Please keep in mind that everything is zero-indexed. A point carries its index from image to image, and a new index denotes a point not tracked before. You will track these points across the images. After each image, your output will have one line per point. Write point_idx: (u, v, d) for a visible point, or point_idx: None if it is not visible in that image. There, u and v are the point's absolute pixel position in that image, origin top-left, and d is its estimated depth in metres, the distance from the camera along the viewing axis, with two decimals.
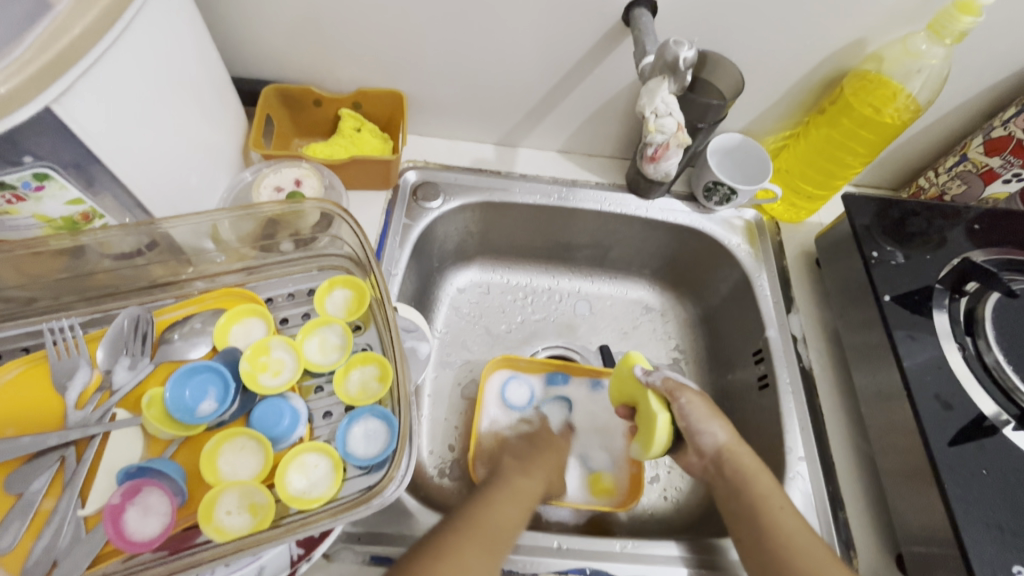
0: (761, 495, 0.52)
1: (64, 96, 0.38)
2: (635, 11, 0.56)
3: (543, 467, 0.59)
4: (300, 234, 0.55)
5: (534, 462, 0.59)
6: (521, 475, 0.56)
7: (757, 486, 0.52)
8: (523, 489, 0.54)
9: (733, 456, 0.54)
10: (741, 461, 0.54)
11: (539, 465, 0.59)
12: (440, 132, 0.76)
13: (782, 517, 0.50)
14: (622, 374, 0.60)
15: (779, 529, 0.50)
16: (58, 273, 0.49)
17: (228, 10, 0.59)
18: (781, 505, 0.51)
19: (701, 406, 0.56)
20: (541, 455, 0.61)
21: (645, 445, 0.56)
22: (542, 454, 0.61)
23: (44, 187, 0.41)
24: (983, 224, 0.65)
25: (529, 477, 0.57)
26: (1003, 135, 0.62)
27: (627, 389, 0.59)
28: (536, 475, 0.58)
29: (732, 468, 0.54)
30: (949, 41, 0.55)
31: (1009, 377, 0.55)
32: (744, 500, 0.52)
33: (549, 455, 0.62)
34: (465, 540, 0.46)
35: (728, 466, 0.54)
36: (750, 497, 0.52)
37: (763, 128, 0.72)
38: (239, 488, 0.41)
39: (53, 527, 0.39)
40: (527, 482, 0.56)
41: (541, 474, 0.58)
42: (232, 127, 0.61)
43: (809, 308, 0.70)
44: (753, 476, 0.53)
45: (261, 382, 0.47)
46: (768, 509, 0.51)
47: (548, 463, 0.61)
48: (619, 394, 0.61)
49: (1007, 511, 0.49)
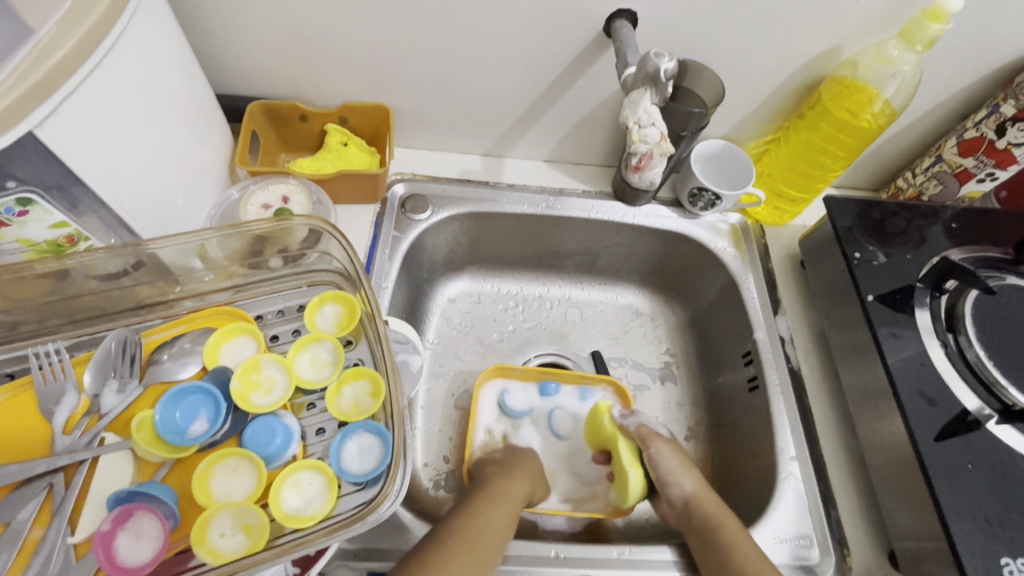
0: (730, 539, 0.52)
1: (48, 120, 0.38)
2: (616, 23, 0.57)
3: (530, 473, 0.61)
4: (288, 250, 0.55)
5: (521, 469, 0.60)
6: (510, 483, 0.57)
7: (726, 529, 0.53)
8: (513, 496, 0.56)
9: (702, 504, 0.56)
10: (710, 508, 0.55)
11: (526, 473, 0.60)
12: (427, 144, 0.76)
13: (752, 561, 0.50)
14: (595, 421, 0.66)
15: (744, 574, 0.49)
16: (43, 297, 0.48)
17: (211, 28, 0.59)
18: (748, 552, 0.50)
19: (671, 455, 0.59)
20: (528, 465, 0.62)
21: (621, 495, 0.60)
22: (525, 464, 0.62)
23: (28, 212, 0.41)
24: (960, 223, 0.67)
25: (519, 484, 0.58)
26: (975, 136, 0.64)
27: (601, 435, 0.65)
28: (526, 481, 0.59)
29: (701, 516, 0.55)
30: (919, 47, 0.56)
31: (990, 372, 0.56)
32: (711, 544, 0.52)
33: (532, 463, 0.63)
34: (456, 546, 0.47)
35: (698, 514, 0.55)
36: (719, 538, 0.52)
37: (744, 133, 0.73)
38: (233, 509, 0.41)
39: (42, 557, 0.39)
40: (517, 489, 0.57)
41: (527, 480, 0.59)
42: (218, 144, 0.61)
43: (795, 309, 0.71)
44: (719, 521, 0.54)
45: (253, 402, 0.46)
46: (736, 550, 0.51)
47: (534, 472, 0.62)
48: (594, 439, 0.67)
49: (993, 504, 0.50)
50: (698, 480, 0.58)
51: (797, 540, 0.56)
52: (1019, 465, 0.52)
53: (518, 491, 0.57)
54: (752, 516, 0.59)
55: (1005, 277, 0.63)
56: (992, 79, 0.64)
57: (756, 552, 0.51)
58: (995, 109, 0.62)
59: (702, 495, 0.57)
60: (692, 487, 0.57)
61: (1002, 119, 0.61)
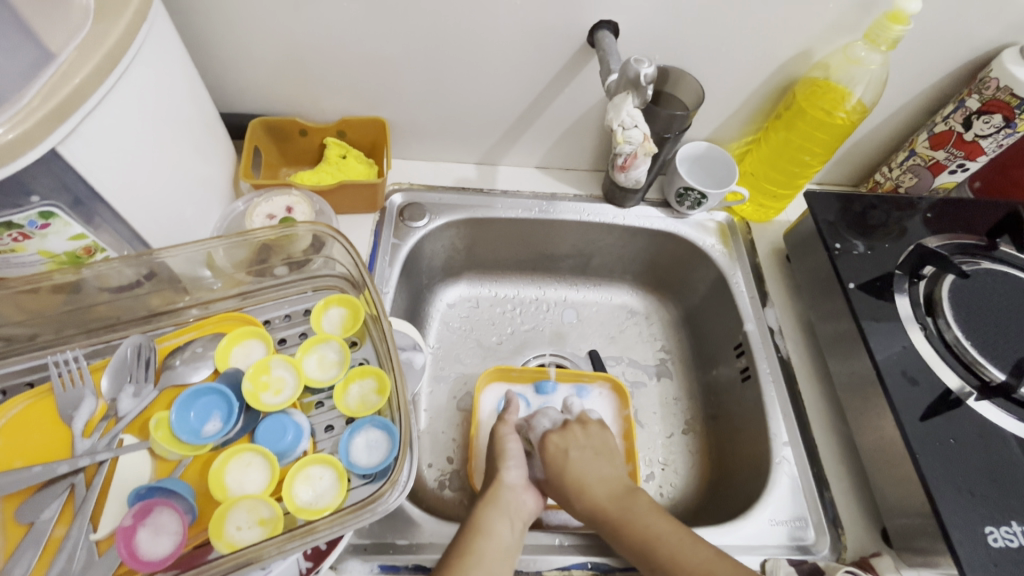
0: (643, 534, 0.51)
1: (68, 138, 0.40)
2: (599, 33, 0.60)
3: (506, 497, 0.55)
4: (292, 257, 0.57)
5: (493, 501, 0.54)
6: (488, 526, 0.51)
7: (635, 528, 0.52)
8: (495, 533, 0.51)
9: (601, 504, 0.55)
10: (610, 509, 0.54)
11: (504, 496, 0.55)
12: (424, 154, 0.79)
13: (674, 551, 0.50)
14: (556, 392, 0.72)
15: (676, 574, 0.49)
16: (59, 307, 0.50)
17: (215, 49, 0.62)
18: (665, 553, 0.50)
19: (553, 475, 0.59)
20: (501, 489, 0.56)
21: None
22: (501, 480, 0.57)
23: (49, 225, 0.43)
24: (935, 213, 0.70)
25: (495, 520, 0.52)
26: (944, 130, 0.68)
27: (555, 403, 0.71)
28: (509, 504, 0.55)
29: (609, 524, 0.54)
30: (884, 47, 0.59)
31: (969, 352, 0.58)
32: (631, 546, 0.51)
33: (507, 476, 0.58)
34: None
35: (599, 515, 0.55)
36: (631, 537, 0.52)
37: (726, 134, 0.76)
38: (248, 503, 0.43)
39: (66, 553, 0.40)
40: (495, 528, 0.51)
41: (504, 511, 0.53)
42: (223, 160, 0.64)
43: (783, 300, 0.73)
44: (624, 516, 0.53)
45: (263, 401, 0.48)
46: (656, 546, 0.50)
47: (514, 485, 0.57)
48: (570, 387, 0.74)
49: (974, 476, 0.52)
50: (589, 474, 0.58)
51: (793, 521, 0.58)
52: (998, 438, 0.54)
53: (499, 531, 0.51)
54: (749, 501, 0.61)
55: (979, 261, 0.66)
56: (956, 76, 0.67)
57: (673, 539, 0.51)
58: (961, 103, 0.65)
59: (598, 491, 0.56)
60: (581, 486, 0.57)
61: (968, 113, 0.65)
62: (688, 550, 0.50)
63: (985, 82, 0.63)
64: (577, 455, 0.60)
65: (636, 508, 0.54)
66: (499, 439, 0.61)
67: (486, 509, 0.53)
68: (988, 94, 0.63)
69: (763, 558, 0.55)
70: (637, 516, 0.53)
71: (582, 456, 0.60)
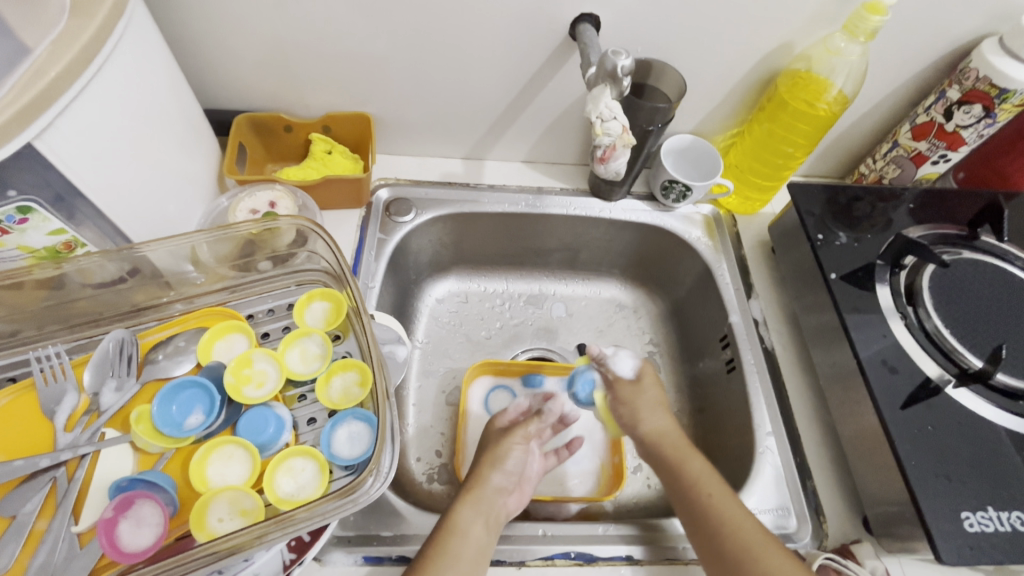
0: (692, 475, 0.55)
1: (46, 133, 0.40)
2: (580, 26, 0.60)
3: (488, 498, 0.54)
4: (277, 252, 0.58)
5: (473, 498, 0.54)
6: (462, 526, 0.51)
7: (687, 468, 0.55)
8: (470, 535, 0.50)
9: (663, 439, 0.59)
10: (671, 443, 0.58)
11: (486, 493, 0.55)
12: (409, 150, 0.79)
13: (714, 499, 0.52)
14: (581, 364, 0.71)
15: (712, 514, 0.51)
16: (40, 303, 0.50)
17: (197, 44, 0.62)
18: (710, 493, 0.53)
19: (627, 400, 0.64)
20: (484, 490, 0.55)
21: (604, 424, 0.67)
22: (488, 481, 0.56)
23: (28, 220, 0.44)
24: (918, 204, 0.71)
25: (472, 519, 0.52)
26: (926, 120, 0.68)
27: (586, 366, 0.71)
28: (490, 503, 0.54)
29: (664, 455, 0.58)
30: (862, 38, 0.60)
31: (948, 340, 0.59)
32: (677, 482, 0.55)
33: (494, 479, 0.57)
34: None
35: (657, 447, 0.59)
36: (680, 475, 0.55)
37: (711, 127, 0.77)
38: (229, 494, 0.43)
39: (47, 546, 0.40)
40: (472, 528, 0.51)
41: (482, 509, 0.53)
42: (207, 155, 0.64)
43: (768, 293, 0.74)
44: (681, 457, 0.57)
45: (246, 394, 0.49)
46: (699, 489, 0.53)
47: (501, 487, 0.56)
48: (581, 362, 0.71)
49: (952, 462, 0.53)
50: (657, 411, 0.62)
51: (776, 510, 0.58)
52: (976, 425, 0.55)
53: (475, 533, 0.51)
54: (733, 491, 0.62)
55: (960, 251, 0.66)
56: (936, 67, 0.68)
57: (720, 489, 0.53)
58: (942, 94, 0.66)
59: (663, 427, 0.60)
60: (650, 419, 0.61)
61: (949, 103, 0.65)
62: (727, 502, 0.52)
63: (964, 73, 0.63)
64: (651, 398, 0.63)
65: (695, 454, 0.57)
66: (502, 445, 0.60)
67: (465, 509, 0.52)
68: (968, 85, 0.63)
69: None
70: (691, 460, 0.56)
71: (658, 396, 0.64)
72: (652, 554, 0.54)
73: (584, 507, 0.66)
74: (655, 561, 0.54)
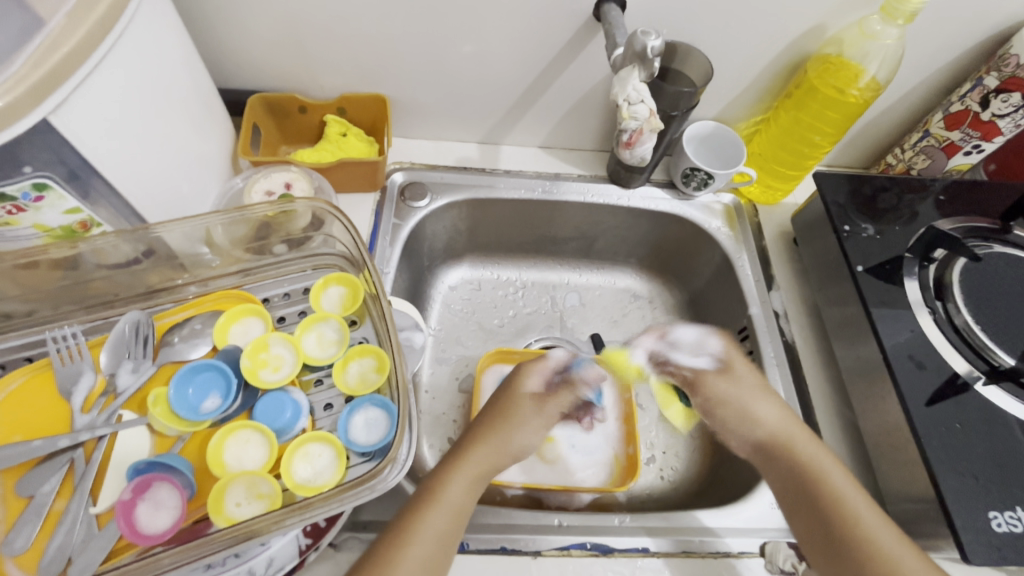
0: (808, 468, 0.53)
1: (61, 108, 0.39)
2: (605, 7, 0.58)
3: (482, 462, 0.51)
4: (291, 235, 0.57)
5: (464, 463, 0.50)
6: (447, 493, 0.48)
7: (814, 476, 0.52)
8: (455, 505, 0.47)
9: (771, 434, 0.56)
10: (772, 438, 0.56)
11: (475, 462, 0.50)
12: (424, 133, 0.77)
13: (844, 497, 0.50)
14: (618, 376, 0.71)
15: (855, 511, 0.49)
16: (55, 283, 0.50)
17: (212, 21, 0.61)
18: (846, 488, 0.51)
19: (752, 382, 0.60)
20: (480, 452, 0.51)
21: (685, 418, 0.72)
22: (481, 454, 0.51)
23: (44, 197, 0.42)
24: (948, 195, 0.69)
25: (459, 488, 0.48)
26: (960, 109, 0.65)
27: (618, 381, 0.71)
28: (482, 473, 0.51)
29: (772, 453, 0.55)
30: (900, 21, 0.58)
31: (977, 336, 0.58)
32: (802, 479, 0.52)
33: (488, 454, 0.52)
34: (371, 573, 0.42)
35: (775, 448, 0.55)
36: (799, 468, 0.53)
37: (734, 113, 0.74)
38: (246, 479, 0.43)
39: (65, 526, 0.40)
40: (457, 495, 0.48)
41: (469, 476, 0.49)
42: (221, 136, 0.63)
43: (789, 285, 0.72)
44: (791, 451, 0.54)
45: (262, 377, 0.49)
46: (839, 504, 0.50)
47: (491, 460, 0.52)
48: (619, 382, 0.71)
49: (978, 461, 0.52)
50: (759, 402, 0.58)
51: None
52: (1005, 422, 0.54)
53: (462, 501, 0.48)
54: (751, 483, 0.61)
55: (991, 245, 0.64)
56: (974, 54, 0.65)
57: (842, 484, 0.51)
58: (979, 81, 0.63)
59: (770, 423, 0.57)
60: (751, 421, 0.58)
61: (986, 91, 0.63)
62: (867, 516, 0.49)
63: (1004, 59, 0.60)
64: (751, 384, 0.60)
65: (810, 444, 0.54)
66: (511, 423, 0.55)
67: (456, 476, 0.49)
68: (1007, 72, 0.60)
69: (762, 540, 0.55)
70: (805, 448, 0.54)
71: (767, 401, 0.58)
72: (669, 546, 0.53)
73: (596, 498, 0.66)
74: (671, 552, 0.53)
